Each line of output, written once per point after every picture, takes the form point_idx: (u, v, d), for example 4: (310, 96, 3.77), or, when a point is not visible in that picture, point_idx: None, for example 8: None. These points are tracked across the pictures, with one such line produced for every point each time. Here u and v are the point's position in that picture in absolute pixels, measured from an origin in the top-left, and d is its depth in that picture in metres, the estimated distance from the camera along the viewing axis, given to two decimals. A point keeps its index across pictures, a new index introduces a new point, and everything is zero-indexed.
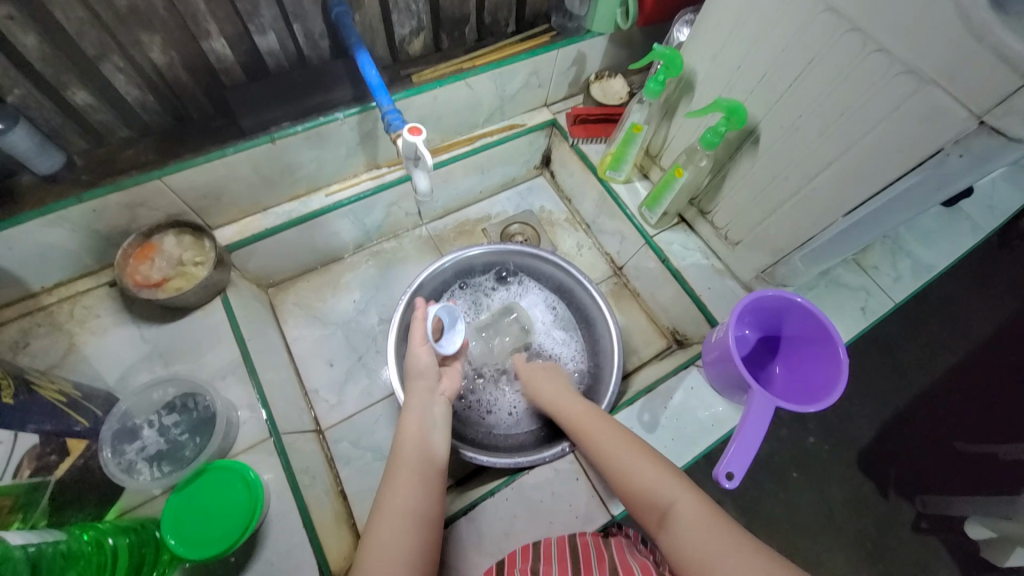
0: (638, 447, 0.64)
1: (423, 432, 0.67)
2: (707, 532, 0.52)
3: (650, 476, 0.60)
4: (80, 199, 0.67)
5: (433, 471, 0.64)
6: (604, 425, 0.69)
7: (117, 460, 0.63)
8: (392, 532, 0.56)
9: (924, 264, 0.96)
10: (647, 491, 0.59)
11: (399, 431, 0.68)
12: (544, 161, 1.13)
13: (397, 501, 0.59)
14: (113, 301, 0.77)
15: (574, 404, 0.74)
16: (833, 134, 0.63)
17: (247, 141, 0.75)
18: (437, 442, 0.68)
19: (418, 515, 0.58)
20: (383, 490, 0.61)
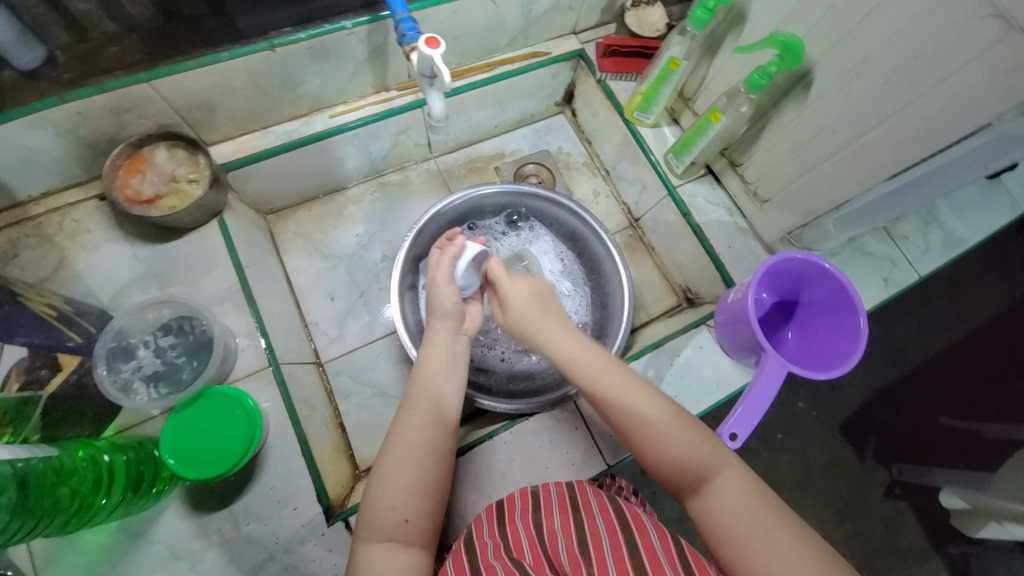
0: (669, 411, 0.58)
1: (441, 363, 0.64)
2: (753, 512, 0.50)
3: (687, 446, 0.55)
4: (62, 98, 0.62)
5: (448, 400, 0.62)
6: (621, 382, 0.60)
7: (112, 378, 0.62)
8: (406, 460, 0.56)
9: (956, 238, 0.92)
10: (684, 463, 0.54)
11: (419, 362, 0.65)
12: (566, 97, 1.04)
13: (410, 429, 0.58)
14: (104, 216, 0.73)
15: (577, 349, 0.64)
16: (898, 83, 0.57)
17: (243, 46, 0.67)
18: (457, 375, 0.65)
19: (431, 445, 0.57)
20: (397, 419, 0.60)
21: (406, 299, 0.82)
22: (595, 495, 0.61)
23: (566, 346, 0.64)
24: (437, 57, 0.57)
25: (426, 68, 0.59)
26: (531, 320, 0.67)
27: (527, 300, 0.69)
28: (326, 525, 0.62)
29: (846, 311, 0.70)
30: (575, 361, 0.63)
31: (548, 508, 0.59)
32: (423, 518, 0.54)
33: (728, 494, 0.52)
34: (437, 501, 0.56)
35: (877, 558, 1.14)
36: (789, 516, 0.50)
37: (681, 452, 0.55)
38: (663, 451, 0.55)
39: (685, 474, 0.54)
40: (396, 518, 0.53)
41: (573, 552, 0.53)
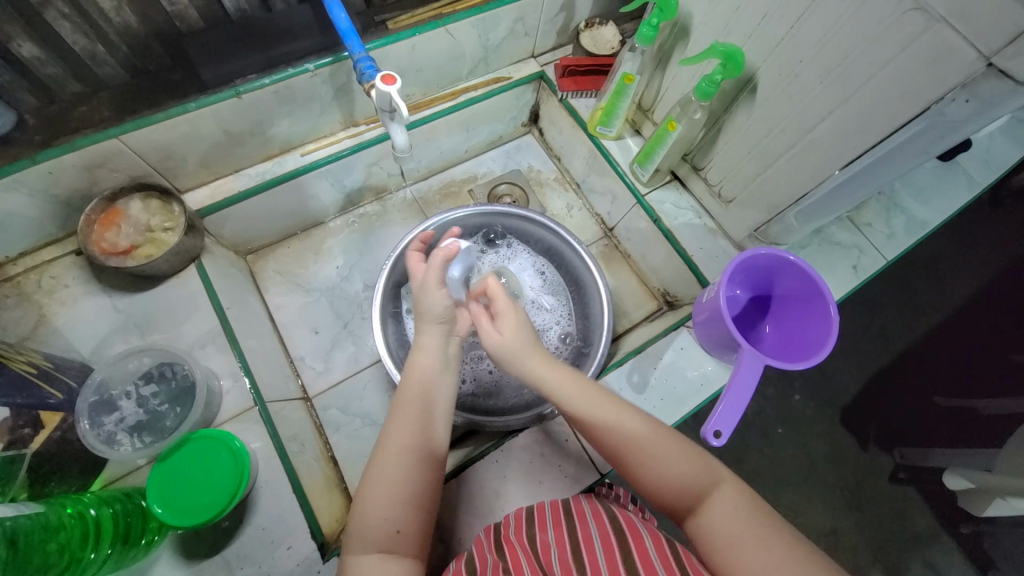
0: (663, 433, 0.58)
1: (432, 369, 0.64)
2: (751, 530, 0.50)
3: (682, 469, 0.55)
4: (34, 159, 0.63)
5: (437, 408, 0.62)
6: (615, 407, 0.60)
7: (95, 431, 0.61)
8: (395, 469, 0.56)
9: (918, 221, 0.95)
10: (680, 482, 0.55)
11: (408, 368, 0.64)
12: (532, 118, 1.08)
13: (400, 436, 0.58)
14: (82, 270, 0.73)
15: (569, 381, 0.62)
16: (833, 82, 0.60)
17: (209, 96, 0.69)
18: (447, 380, 0.65)
19: (421, 452, 0.57)
20: (387, 428, 0.59)
21: (388, 326, 0.84)
22: (588, 504, 0.61)
23: (558, 373, 0.63)
24: (394, 93, 0.60)
25: (385, 103, 0.62)
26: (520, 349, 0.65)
27: (517, 322, 0.67)
28: (323, 561, 0.61)
29: (818, 301, 0.71)
30: (567, 389, 0.62)
31: (541, 522, 0.59)
32: (413, 527, 0.54)
33: (724, 507, 0.53)
34: (427, 508, 0.56)
35: (887, 544, 1.13)
36: (780, 524, 0.51)
37: (678, 472, 0.55)
38: (659, 473, 0.56)
39: (682, 494, 0.55)
40: (387, 529, 0.53)
41: (567, 565, 0.53)
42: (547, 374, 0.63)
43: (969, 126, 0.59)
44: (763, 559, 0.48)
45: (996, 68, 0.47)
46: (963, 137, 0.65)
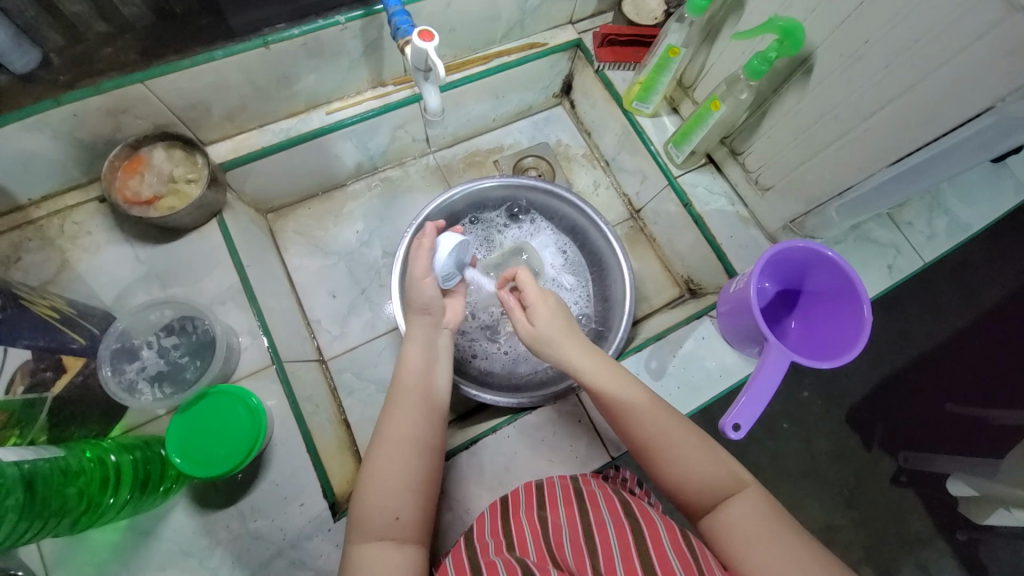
0: (689, 428, 0.58)
1: (424, 361, 0.67)
2: (771, 528, 0.50)
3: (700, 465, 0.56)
4: (59, 101, 0.61)
5: (431, 399, 0.64)
6: (645, 398, 0.61)
7: (117, 379, 0.62)
8: (393, 458, 0.56)
9: (961, 224, 0.91)
10: (703, 478, 0.55)
11: (401, 362, 0.67)
12: (565, 89, 1.04)
13: (395, 428, 0.59)
14: (104, 218, 0.73)
15: (603, 369, 0.64)
16: (898, 69, 0.56)
17: (236, 44, 0.67)
18: (438, 375, 0.67)
19: (414, 443, 0.58)
20: (383, 418, 0.61)
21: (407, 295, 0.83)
22: (600, 490, 0.61)
23: (588, 359, 0.65)
24: (431, 50, 0.57)
25: (420, 62, 0.59)
26: (552, 334, 0.68)
27: (550, 307, 0.69)
28: (332, 520, 0.63)
29: (852, 299, 0.69)
30: (599, 376, 0.63)
31: (552, 503, 0.59)
32: (414, 515, 0.55)
33: (746, 510, 0.52)
34: (427, 497, 0.56)
35: (884, 544, 1.14)
36: (802, 536, 0.50)
37: (700, 470, 0.55)
38: (683, 466, 0.56)
39: (702, 486, 0.55)
40: (388, 517, 0.53)
41: (578, 550, 0.52)
42: (579, 359, 0.65)
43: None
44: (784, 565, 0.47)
45: None
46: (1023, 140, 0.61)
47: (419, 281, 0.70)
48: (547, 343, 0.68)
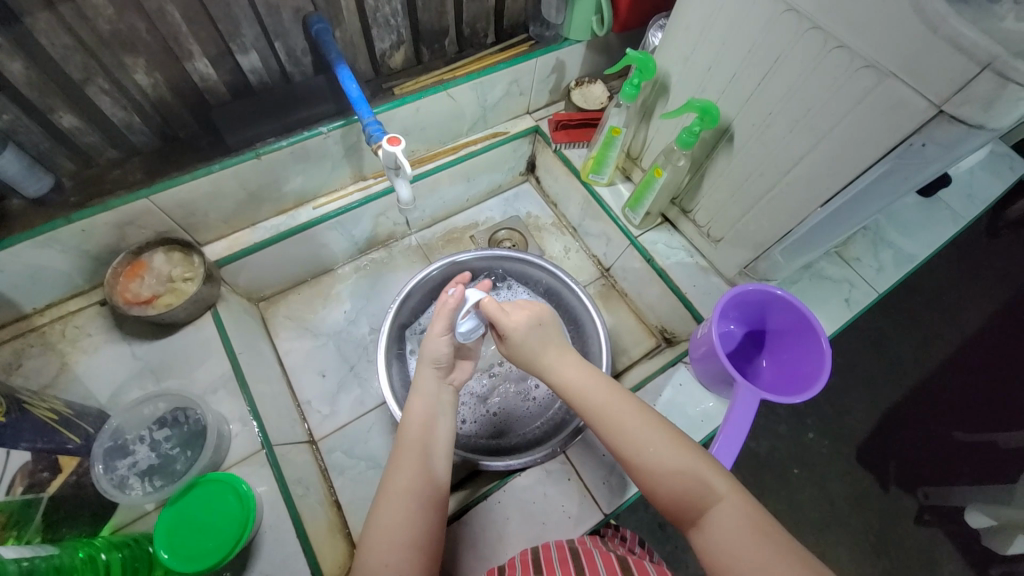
0: (668, 440, 0.58)
1: (430, 412, 0.66)
2: (748, 543, 0.49)
3: (672, 471, 0.55)
4: (68, 219, 0.69)
5: (436, 452, 0.63)
6: (618, 406, 0.61)
7: (109, 475, 0.63)
8: (395, 512, 0.56)
9: (906, 254, 0.98)
10: (677, 488, 0.54)
11: (405, 414, 0.67)
12: (529, 167, 1.15)
13: (402, 480, 0.59)
14: (104, 320, 0.78)
15: (581, 372, 0.65)
16: (801, 131, 0.65)
17: (232, 158, 0.76)
18: (444, 427, 0.67)
19: (418, 495, 0.58)
20: (389, 472, 0.61)
21: (393, 371, 0.86)
22: (597, 548, 0.61)
23: (563, 367, 0.66)
24: (399, 153, 0.67)
25: (391, 161, 0.68)
26: (535, 348, 0.68)
27: (522, 324, 0.69)
28: None
29: (811, 334, 0.73)
30: (580, 391, 0.64)
31: (548, 567, 0.58)
32: (416, 573, 0.54)
33: (722, 523, 0.51)
34: (430, 555, 0.56)
35: None
36: (783, 547, 0.48)
37: (672, 477, 0.55)
38: (658, 481, 0.56)
39: (681, 498, 0.54)
40: (390, 574, 0.52)
41: None
42: (557, 369, 0.66)
43: (939, 164, 0.62)
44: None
45: (947, 114, 0.51)
46: (936, 174, 0.66)
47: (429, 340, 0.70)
48: (526, 356, 0.68)
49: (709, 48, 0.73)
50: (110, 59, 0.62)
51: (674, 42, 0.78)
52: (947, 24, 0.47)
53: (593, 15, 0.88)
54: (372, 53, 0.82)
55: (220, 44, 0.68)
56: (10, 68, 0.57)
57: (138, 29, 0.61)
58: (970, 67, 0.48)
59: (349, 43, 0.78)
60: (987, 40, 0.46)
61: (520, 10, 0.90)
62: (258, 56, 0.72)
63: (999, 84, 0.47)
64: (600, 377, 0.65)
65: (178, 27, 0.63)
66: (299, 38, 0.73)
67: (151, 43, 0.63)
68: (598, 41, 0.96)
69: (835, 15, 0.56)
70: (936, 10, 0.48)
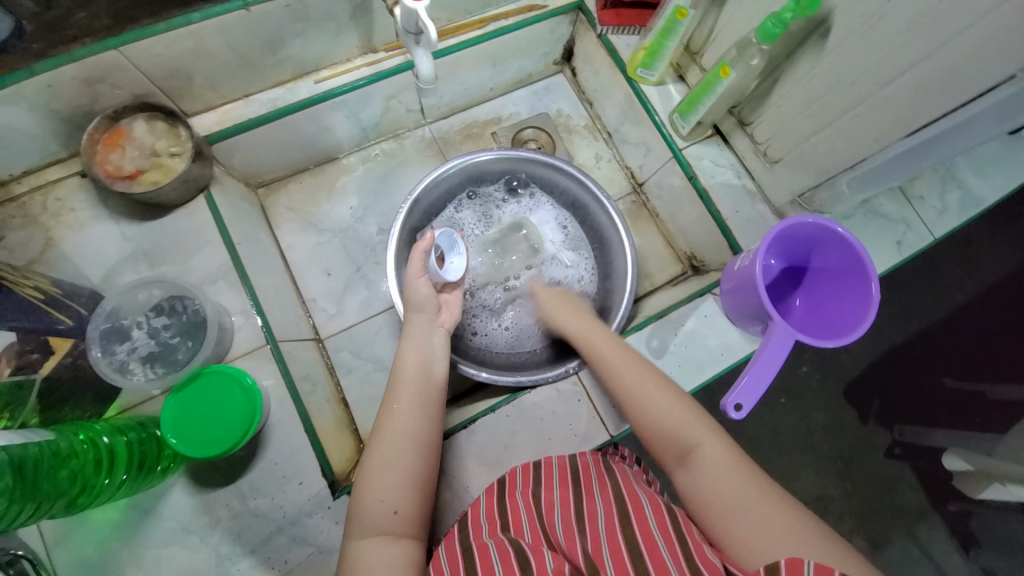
0: (662, 384, 0.62)
1: (424, 360, 0.65)
2: (732, 485, 0.52)
3: (669, 416, 0.59)
4: (32, 71, 0.59)
5: (431, 397, 0.62)
6: (618, 350, 0.68)
7: (108, 359, 0.60)
8: (391, 454, 0.56)
9: (975, 197, 0.88)
10: (671, 434, 0.58)
11: (397, 362, 0.64)
12: (566, 55, 0.99)
13: (397, 424, 0.58)
14: (88, 194, 0.70)
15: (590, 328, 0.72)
16: (918, 32, 0.52)
17: (214, 6, 0.63)
18: (438, 373, 0.65)
19: (414, 438, 0.58)
20: (382, 415, 0.60)
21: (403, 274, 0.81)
22: (595, 468, 0.60)
23: (579, 326, 0.73)
24: (422, 11, 0.54)
25: (410, 24, 0.57)
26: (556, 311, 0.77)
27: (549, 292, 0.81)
28: (332, 498, 0.63)
29: (859, 276, 0.67)
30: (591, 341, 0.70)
31: (548, 482, 0.59)
32: (412, 509, 0.55)
33: (710, 464, 0.55)
34: (426, 493, 0.57)
35: (879, 516, 1.15)
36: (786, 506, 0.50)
37: (666, 420, 0.59)
38: (653, 419, 0.60)
39: (668, 439, 0.58)
40: (387, 510, 0.53)
41: (570, 527, 0.53)
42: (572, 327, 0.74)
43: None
44: (767, 539, 0.48)
45: None
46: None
47: (416, 280, 0.69)
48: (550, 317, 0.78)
49: None
50: None
51: None
52: None
53: None
54: None
55: None
56: None
57: None
58: None
59: None
60: None
61: None
62: None
63: None
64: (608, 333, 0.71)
65: None
66: None
67: None
68: None
69: None
70: None
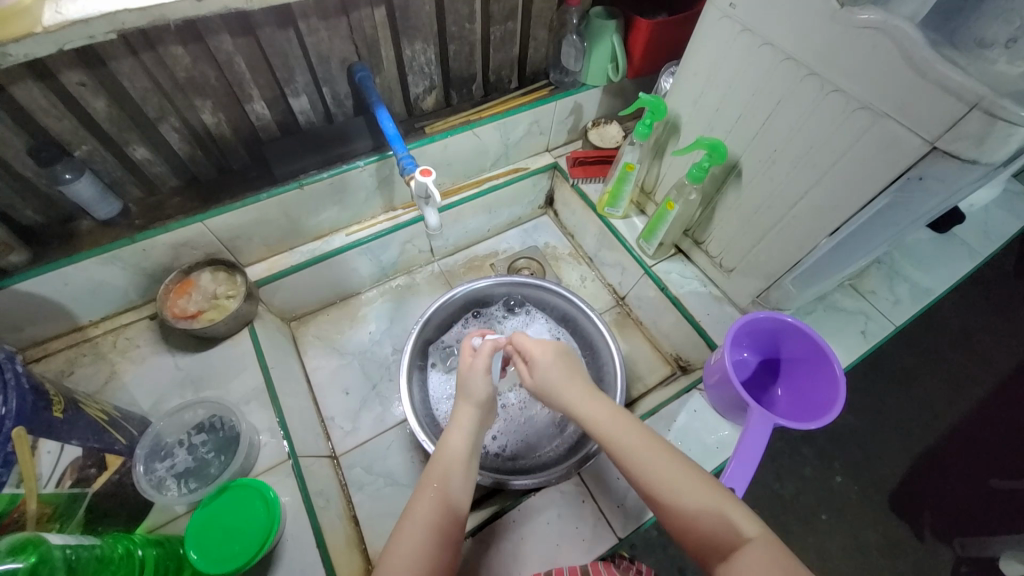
0: (694, 475, 0.56)
1: (466, 446, 0.66)
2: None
3: (704, 511, 0.53)
4: (133, 239, 0.76)
5: (462, 485, 0.63)
6: (649, 443, 0.59)
7: (149, 476, 0.68)
8: (415, 542, 0.57)
9: (922, 288, 0.98)
10: (712, 537, 0.52)
11: (442, 445, 0.67)
12: (548, 201, 1.21)
13: (422, 510, 0.59)
14: (152, 332, 0.84)
15: (599, 406, 0.65)
16: (805, 166, 0.69)
17: (277, 187, 0.84)
18: (476, 464, 0.66)
19: (442, 528, 0.58)
20: (414, 498, 0.61)
21: (415, 389, 0.89)
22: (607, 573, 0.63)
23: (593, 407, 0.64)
24: (430, 183, 0.74)
25: (421, 191, 0.75)
26: (560, 385, 0.68)
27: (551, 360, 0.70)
28: None
29: (824, 362, 0.73)
30: (606, 424, 0.63)
31: None
32: None
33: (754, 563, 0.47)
34: None
35: None
36: None
37: (704, 516, 0.52)
38: (692, 518, 0.53)
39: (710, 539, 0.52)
40: None
41: None
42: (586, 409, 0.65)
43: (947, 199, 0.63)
44: None
45: (941, 150, 0.53)
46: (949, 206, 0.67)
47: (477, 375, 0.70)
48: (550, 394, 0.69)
49: (716, 91, 0.78)
50: (181, 100, 0.71)
51: (684, 88, 0.84)
52: (935, 68, 0.50)
53: (609, 63, 0.95)
54: (407, 96, 0.91)
55: (276, 88, 0.77)
56: (93, 105, 0.65)
57: (208, 75, 0.70)
58: (959, 107, 0.50)
59: (387, 87, 0.87)
60: (973, 83, 0.48)
61: (541, 58, 0.99)
62: (307, 99, 0.81)
63: (990, 122, 0.48)
64: (629, 416, 0.63)
65: (242, 75, 0.72)
66: (343, 84, 0.82)
67: (216, 87, 0.72)
68: (614, 85, 1.04)
69: (826, 62, 0.60)
70: (922, 55, 0.51)
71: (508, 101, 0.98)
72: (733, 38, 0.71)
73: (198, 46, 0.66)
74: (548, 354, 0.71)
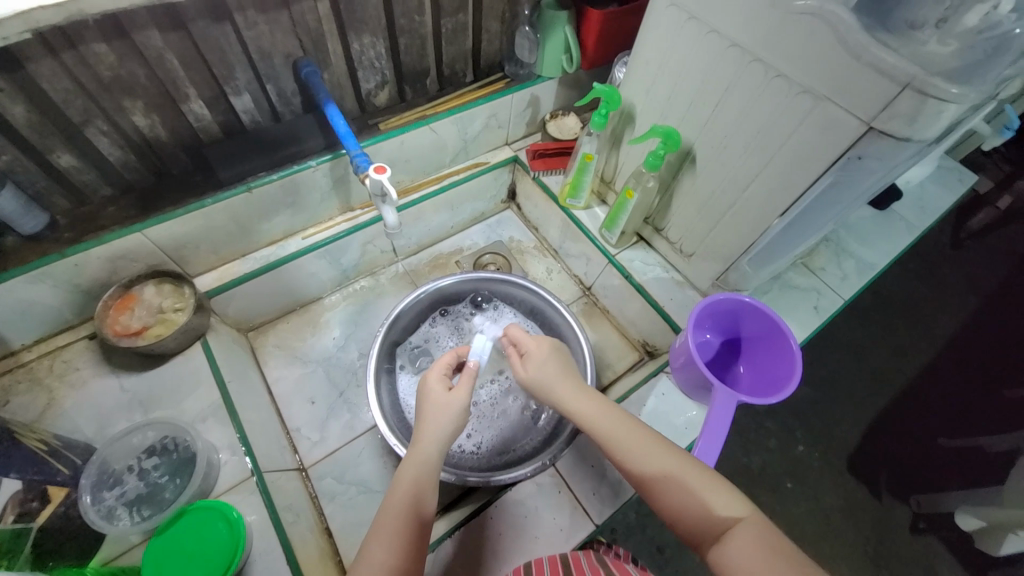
0: (675, 463, 0.56)
1: (423, 475, 0.59)
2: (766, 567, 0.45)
3: (688, 499, 0.53)
4: (64, 254, 0.70)
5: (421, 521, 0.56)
6: (634, 437, 0.59)
7: (96, 506, 0.62)
8: None
9: (867, 263, 1.04)
10: (695, 521, 0.52)
11: (394, 483, 0.59)
12: (510, 195, 1.21)
13: (379, 556, 0.53)
14: (93, 353, 0.79)
15: (591, 403, 0.65)
16: (755, 149, 0.70)
17: (224, 192, 0.79)
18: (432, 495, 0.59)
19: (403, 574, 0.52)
20: (370, 538, 0.55)
21: (383, 392, 0.87)
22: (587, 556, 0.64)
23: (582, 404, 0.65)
24: (385, 180, 0.72)
25: (377, 189, 0.73)
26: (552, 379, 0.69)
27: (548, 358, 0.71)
28: None
29: (780, 338, 0.76)
30: (594, 417, 0.63)
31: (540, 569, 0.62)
32: None
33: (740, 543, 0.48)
34: None
35: None
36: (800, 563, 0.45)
37: (689, 505, 0.53)
38: (677, 506, 0.54)
39: (695, 525, 0.52)
40: None
41: None
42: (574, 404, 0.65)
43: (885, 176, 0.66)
44: None
45: (877, 129, 0.56)
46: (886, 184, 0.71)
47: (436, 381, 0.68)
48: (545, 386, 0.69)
49: (668, 79, 0.79)
50: (109, 102, 0.66)
51: (637, 77, 0.85)
52: (869, 51, 0.52)
53: (563, 53, 0.95)
54: (358, 92, 0.88)
55: (215, 86, 0.72)
56: (10, 111, 0.60)
57: (137, 74, 0.65)
58: (893, 87, 0.52)
59: (337, 84, 0.83)
60: (905, 65, 0.51)
61: (495, 50, 0.98)
62: (250, 97, 0.77)
63: (921, 100, 0.51)
64: (616, 410, 0.64)
65: (176, 73, 0.67)
66: (289, 80, 0.79)
67: (148, 86, 0.67)
68: (569, 77, 1.04)
69: (769, 47, 0.62)
70: (857, 39, 0.53)
71: (464, 95, 0.96)
72: (681, 26, 0.72)
73: (125, 43, 0.61)
74: (542, 349, 0.72)
